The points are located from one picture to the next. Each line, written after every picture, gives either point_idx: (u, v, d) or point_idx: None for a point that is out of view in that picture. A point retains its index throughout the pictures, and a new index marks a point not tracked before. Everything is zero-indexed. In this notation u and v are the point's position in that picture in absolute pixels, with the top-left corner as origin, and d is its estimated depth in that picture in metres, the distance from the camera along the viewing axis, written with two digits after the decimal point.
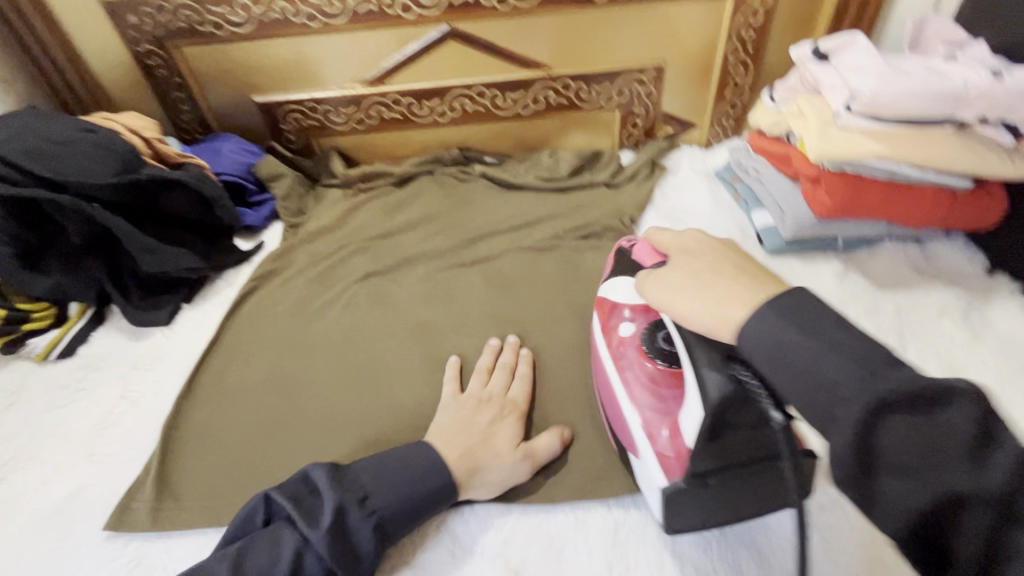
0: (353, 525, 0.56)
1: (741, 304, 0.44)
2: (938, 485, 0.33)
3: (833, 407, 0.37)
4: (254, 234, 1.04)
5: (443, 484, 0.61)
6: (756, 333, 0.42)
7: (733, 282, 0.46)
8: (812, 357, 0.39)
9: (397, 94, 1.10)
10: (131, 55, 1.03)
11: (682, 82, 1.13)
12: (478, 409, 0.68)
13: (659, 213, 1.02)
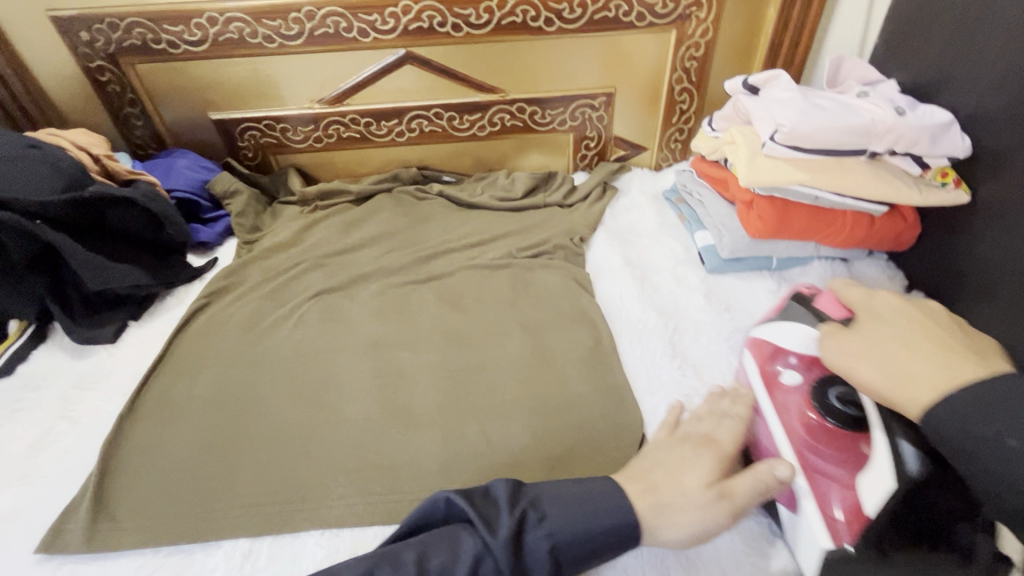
0: (525, 550, 0.52)
1: (965, 417, 0.45)
2: None
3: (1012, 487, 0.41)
4: (207, 250, 1.04)
5: (628, 528, 0.54)
6: (945, 418, 0.46)
7: (973, 407, 0.45)
8: (995, 446, 0.43)
9: (356, 114, 1.12)
10: (82, 71, 1.03)
11: (632, 108, 1.18)
12: (688, 447, 0.61)
13: (610, 233, 1.06)
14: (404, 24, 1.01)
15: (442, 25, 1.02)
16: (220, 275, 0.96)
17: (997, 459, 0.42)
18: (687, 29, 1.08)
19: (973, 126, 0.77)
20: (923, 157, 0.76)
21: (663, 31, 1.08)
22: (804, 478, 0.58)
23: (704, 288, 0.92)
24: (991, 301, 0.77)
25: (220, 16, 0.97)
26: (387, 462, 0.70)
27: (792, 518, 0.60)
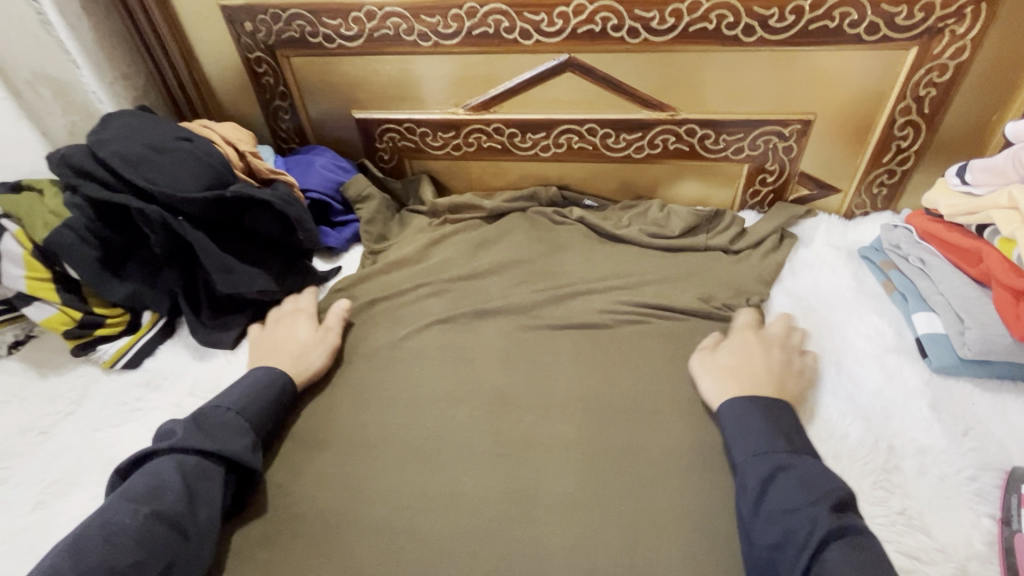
0: (218, 420, 0.64)
1: (746, 417, 0.63)
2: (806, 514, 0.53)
3: (755, 459, 0.59)
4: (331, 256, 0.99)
5: (276, 376, 0.72)
6: (730, 407, 0.65)
7: (750, 409, 0.64)
8: (761, 429, 0.62)
9: (501, 123, 1.01)
10: (242, 61, 1.02)
11: (831, 139, 0.96)
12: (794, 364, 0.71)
13: (787, 295, 0.85)
14: (573, 27, 0.88)
15: (617, 29, 0.87)
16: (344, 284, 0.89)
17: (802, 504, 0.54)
18: (934, 47, 0.83)
19: None
20: None
21: (897, 49, 0.84)
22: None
23: (927, 394, 0.69)
24: None
25: (378, 10, 0.90)
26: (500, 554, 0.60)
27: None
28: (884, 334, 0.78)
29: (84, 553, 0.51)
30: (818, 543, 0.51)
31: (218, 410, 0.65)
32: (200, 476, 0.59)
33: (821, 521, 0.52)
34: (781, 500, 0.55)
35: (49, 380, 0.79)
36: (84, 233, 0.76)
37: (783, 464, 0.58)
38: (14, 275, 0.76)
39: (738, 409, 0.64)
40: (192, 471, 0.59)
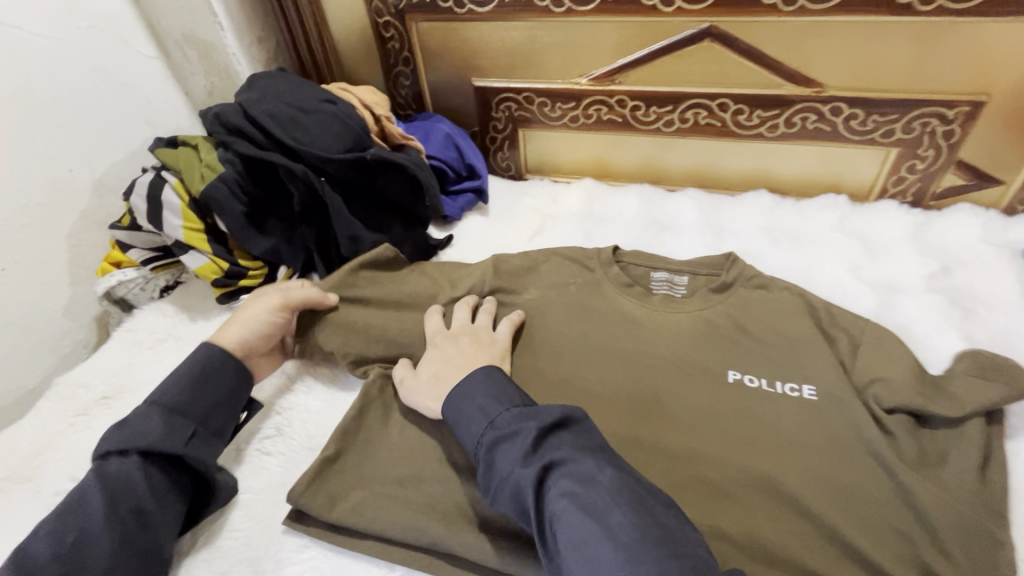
0: (145, 426, 0.59)
1: (462, 406, 0.59)
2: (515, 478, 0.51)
3: (477, 444, 0.56)
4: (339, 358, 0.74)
5: (221, 360, 0.67)
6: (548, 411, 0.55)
7: (491, 388, 0.59)
8: (472, 408, 0.58)
9: (625, 95, 0.98)
10: (370, 25, 1.03)
11: (1005, 125, 0.85)
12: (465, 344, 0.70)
13: (939, 294, 0.78)
14: None
15: None
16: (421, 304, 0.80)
17: (520, 464, 0.52)
18: None
19: None
20: None
21: None
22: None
23: None
24: None
25: None
26: None
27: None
28: None
29: (34, 555, 0.52)
30: (536, 490, 0.50)
31: (145, 411, 0.61)
32: (117, 489, 0.56)
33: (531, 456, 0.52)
34: (496, 458, 0.54)
35: (198, 323, 0.85)
36: (235, 187, 0.79)
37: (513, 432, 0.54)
38: (173, 225, 0.82)
39: (459, 389, 0.60)
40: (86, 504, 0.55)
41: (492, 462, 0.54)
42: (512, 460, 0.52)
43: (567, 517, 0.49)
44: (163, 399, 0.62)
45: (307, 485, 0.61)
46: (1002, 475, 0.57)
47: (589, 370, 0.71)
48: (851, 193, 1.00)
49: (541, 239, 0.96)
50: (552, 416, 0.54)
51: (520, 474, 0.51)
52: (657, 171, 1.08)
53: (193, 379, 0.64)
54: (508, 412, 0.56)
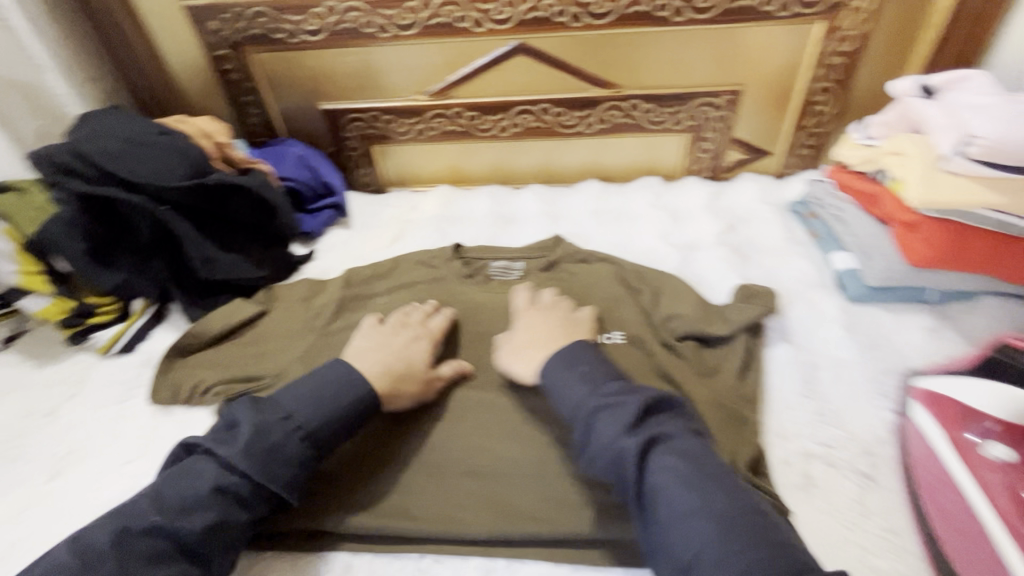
0: (276, 444, 0.57)
1: (562, 379, 0.60)
2: (615, 447, 0.51)
3: (577, 411, 0.56)
4: (183, 394, 0.76)
5: (361, 396, 0.63)
6: (554, 365, 0.61)
7: (565, 357, 0.62)
8: (573, 380, 0.59)
9: (460, 107, 1.09)
10: (208, 60, 1.06)
11: (759, 108, 1.06)
12: (397, 334, 0.74)
13: (726, 246, 0.96)
14: (520, 14, 0.96)
15: (560, 15, 0.95)
16: (282, 318, 0.85)
17: (625, 434, 0.51)
18: (837, 20, 0.94)
19: None
20: None
21: (807, 22, 0.95)
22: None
23: (843, 319, 0.81)
24: None
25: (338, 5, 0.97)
26: (468, 474, 0.65)
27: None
28: (809, 274, 0.89)
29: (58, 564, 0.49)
30: (637, 461, 0.50)
31: (285, 430, 0.58)
32: (209, 500, 0.54)
33: (638, 435, 0.51)
34: (597, 421, 0.54)
35: (46, 368, 0.83)
36: (74, 224, 0.79)
37: (615, 402, 0.55)
38: (7, 270, 0.80)
39: (553, 364, 0.61)
40: (196, 502, 0.53)
41: (592, 428, 0.54)
42: (609, 428, 0.52)
43: (662, 474, 0.49)
44: (310, 428, 0.59)
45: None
46: (759, 376, 0.72)
47: (442, 352, 0.80)
48: (664, 175, 1.18)
49: (401, 243, 1.04)
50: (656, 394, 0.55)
51: (623, 443, 0.51)
52: (504, 173, 1.20)
53: (348, 416, 0.62)
54: (612, 387, 0.57)
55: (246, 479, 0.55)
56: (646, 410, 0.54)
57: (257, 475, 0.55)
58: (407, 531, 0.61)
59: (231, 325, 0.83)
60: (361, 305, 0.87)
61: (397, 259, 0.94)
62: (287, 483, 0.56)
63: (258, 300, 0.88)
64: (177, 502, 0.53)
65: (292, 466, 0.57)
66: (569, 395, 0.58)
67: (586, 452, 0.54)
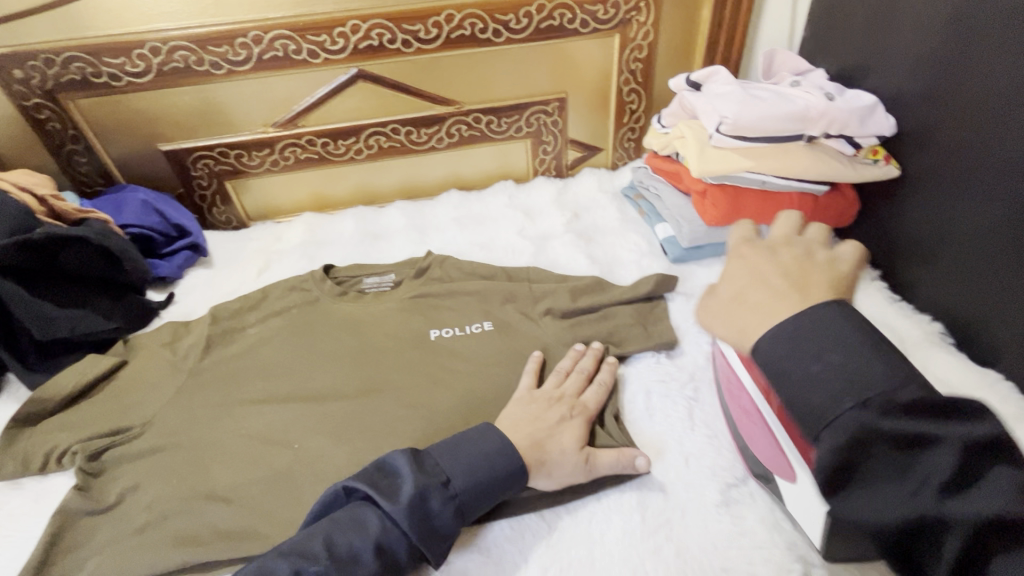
0: (430, 512, 0.58)
1: (792, 362, 0.43)
2: (887, 496, 0.40)
3: (831, 421, 0.40)
4: (34, 465, 0.70)
5: (514, 467, 0.63)
6: (774, 346, 0.44)
7: (799, 341, 0.44)
8: (815, 378, 0.42)
9: (312, 135, 1.11)
10: (18, 110, 0.99)
11: (585, 111, 1.22)
12: (550, 407, 0.71)
13: (573, 232, 1.09)
14: (354, 43, 1.01)
15: (393, 42, 1.03)
16: (143, 366, 0.82)
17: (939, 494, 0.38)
18: (630, 33, 1.12)
19: (899, 103, 0.84)
20: (856, 138, 0.82)
21: (607, 36, 1.12)
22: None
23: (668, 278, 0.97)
24: (930, 263, 0.84)
25: (162, 45, 0.96)
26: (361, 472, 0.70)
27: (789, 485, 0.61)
28: (641, 246, 1.05)
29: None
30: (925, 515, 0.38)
31: (449, 499, 0.59)
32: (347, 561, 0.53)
33: (917, 498, 0.39)
34: (860, 460, 0.40)
35: None
36: None
37: (885, 434, 0.39)
38: None
39: (784, 353, 0.44)
40: (359, 551, 0.54)
41: (862, 478, 0.41)
42: (901, 479, 0.40)
43: (961, 539, 0.37)
44: (463, 495, 0.60)
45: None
46: (605, 334, 0.84)
47: (321, 368, 0.83)
48: (517, 178, 1.30)
49: (269, 274, 1.04)
50: (986, 429, 0.38)
51: (904, 491, 0.39)
52: (369, 193, 1.24)
53: (494, 482, 0.62)
54: (886, 397, 0.40)
55: (405, 543, 0.56)
56: (952, 457, 0.38)
57: (418, 540, 0.56)
58: None
59: (83, 385, 0.78)
60: (231, 338, 0.87)
61: (265, 289, 0.94)
62: (438, 552, 0.58)
63: (114, 352, 0.84)
64: (344, 550, 0.54)
65: (445, 537, 0.58)
66: (828, 436, 0.41)
67: (840, 510, 0.42)
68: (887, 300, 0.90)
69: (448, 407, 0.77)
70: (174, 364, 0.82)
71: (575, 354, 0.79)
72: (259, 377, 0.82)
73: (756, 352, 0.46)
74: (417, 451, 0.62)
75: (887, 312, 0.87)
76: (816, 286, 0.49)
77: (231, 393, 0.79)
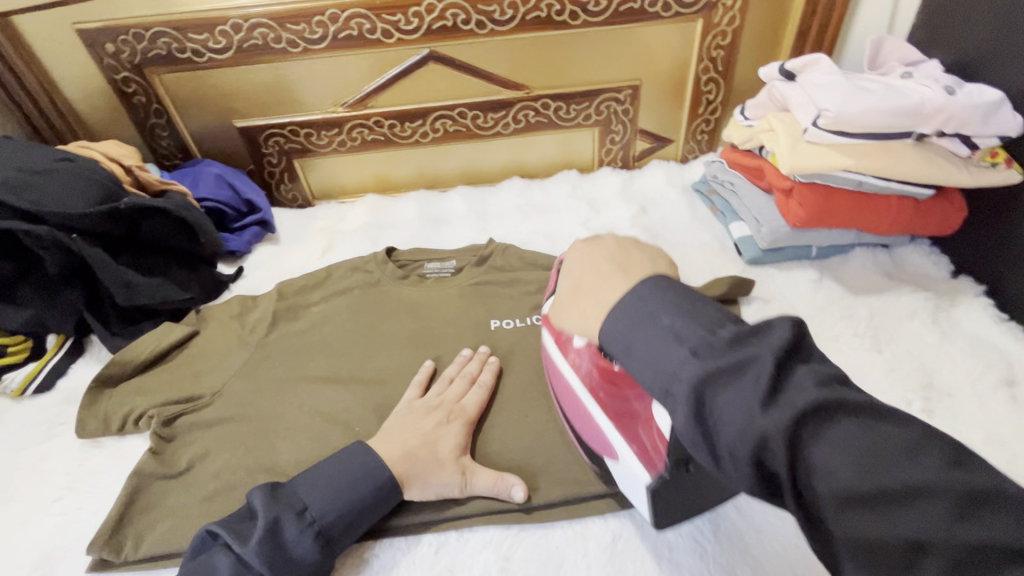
0: (290, 542, 0.57)
1: (636, 336, 0.43)
2: (755, 429, 0.35)
3: (671, 384, 0.40)
4: (114, 425, 0.73)
5: (379, 487, 0.62)
6: (613, 326, 0.45)
7: (638, 312, 0.43)
8: (655, 339, 0.41)
9: (379, 116, 1.11)
10: (109, 83, 1.03)
11: (658, 100, 1.16)
12: (426, 416, 0.70)
13: (639, 227, 1.05)
14: (428, 24, 1.00)
15: (467, 23, 1.01)
16: (213, 337, 0.84)
17: (907, 452, 0.31)
18: (715, 17, 1.05)
19: None
20: (974, 138, 0.74)
21: (690, 20, 1.05)
22: (634, 436, 0.58)
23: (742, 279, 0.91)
24: None
25: (244, 22, 0.97)
26: None
27: (617, 466, 0.60)
28: (712, 245, 0.99)
29: None
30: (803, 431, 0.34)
31: (305, 534, 0.58)
32: None
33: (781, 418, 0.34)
34: (718, 404, 0.37)
35: None
36: None
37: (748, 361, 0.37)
38: None
39: (625, 327, 0.44)
40: None
41: (715, 418, 0.37)
42: (742, 407, 0.35)
43: (832, 451, 0.33)
44: (324, 523, 0.59)
45: (107, 536, 0.62)
46: None
47: (382, 351, 0.83)
48: (581, 168, 1.26)
49: (332, 253, 1.05)
50: (786, 337, 0.37)
51: (760, 425, 0.34)
52: (430, 177, 1.23)
53: (351, 513, 0.61)
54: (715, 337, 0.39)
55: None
56: (787, 360, 0.36)
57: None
58: (411, 535, 0.64)
59: (160, 351, 0.81)
60: (296, 315, 0.88)
61: (330, 268, 0.95)
62: None
63: (188, 322, 0.87)
64: None
65: (309, 567, 0.57)
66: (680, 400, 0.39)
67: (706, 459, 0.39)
68: (993, 319, 0.81)
69: (502, 400, 0.75)
70: (242, 337, 0.84)
71: (459, 362, 0.77)
72: (322, 355, 0.82)
73: (603, 340, 0.46)
74: (272, 483, 0.61)
75: (993, 333, 0.79)
76: (645, 262, 0.52)
77: (295, 370, 0.80)
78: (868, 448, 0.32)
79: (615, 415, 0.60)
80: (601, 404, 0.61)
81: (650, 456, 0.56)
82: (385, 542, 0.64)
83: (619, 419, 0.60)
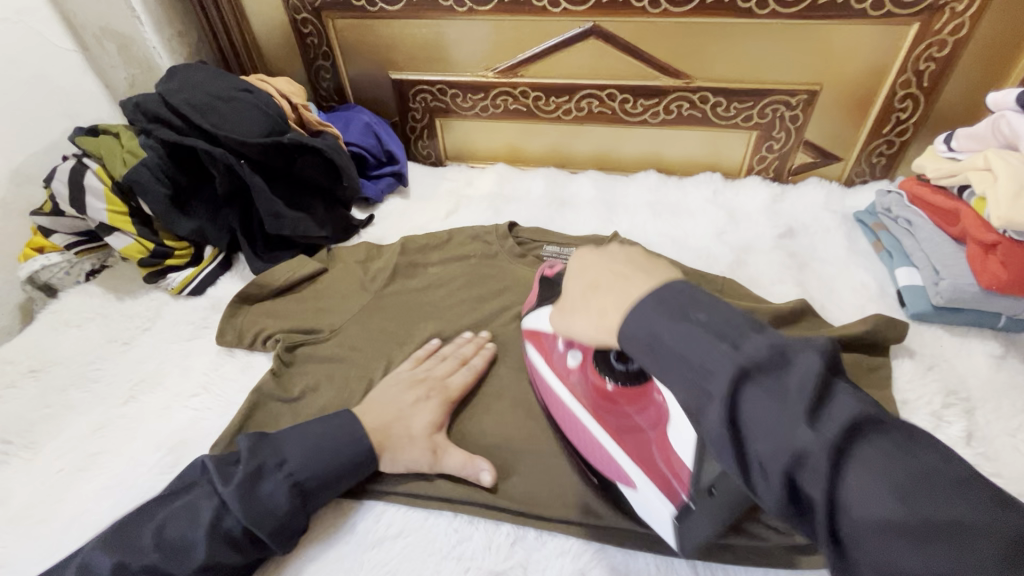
0: (267, 494, 0.59)
1: (659, 334, 0.42)
2: (792, 445, 0.34)
3: (707, 380, 0.39)
4: (246, 340, 0.81)
5: (366, 452, 0.64)
6: (636, 322, 0.44)
7: (656, 309, 0.43)
8: (688, 336, 0.40)
9: (527, 87, 1.09)
10: (289, 21, 1.10)
11: (836, 111, 1.02)
12: (432, 395, 0.71)
13: (782, 251, 0.94)
14: None
15: None
16: (340, 277, 0.89)
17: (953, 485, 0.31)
18: (936, 23, 0.89)
19: None
20: None
21: (901, 24, 0.90)
22: (652, 464, 0.59)
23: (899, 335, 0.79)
24: None
25: None
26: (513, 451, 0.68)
27: (635, 495, 0.59)
28: (868, 287, 0.87)
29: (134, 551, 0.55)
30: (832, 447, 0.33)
31: (280, 485, 0.60)
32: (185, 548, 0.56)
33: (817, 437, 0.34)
34: (749, 409, 0.37)
35: (127, 302, 0.90)
36: (158, 172, 0.84)
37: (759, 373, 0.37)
38: (97, 208, 0.86)
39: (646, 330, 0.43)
40: (191, 539, 0.56)
41: (745, 422, 0.37)
42: (773, 420, 0.35)
43: (860, 467, 0.33)
44: (300, 477, 0.61)
45: (229, 441, 0.69)
46: None
47: (489, 326, 0.83)
48: (725, 171, 1.15)
49: (456, 217, 1.06)
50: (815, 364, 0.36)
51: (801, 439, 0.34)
52: (563, 155, 1.20)
53: (335, 476, 0.63)
54: (755, 339, 0.39)
55: (240, 524, 0.58)
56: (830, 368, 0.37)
57: (247, 521, 0.57)
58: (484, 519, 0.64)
59: (293, 280, 0.87)
60: (414, 274, 0.90)
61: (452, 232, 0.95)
62: (282, 534, 0.59)
63: (320, 258, 0.92)
64: (174, 539, 0.57)
65: (279, 518, 0.59)
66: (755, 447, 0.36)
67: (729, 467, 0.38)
68: None
69: None
70: (364, 283, 0.88)
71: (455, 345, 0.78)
72: (433, 317, 0.84)
73: (622, 337, 0.45)
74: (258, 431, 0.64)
75: None
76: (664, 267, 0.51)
77: (405, 327, 0.83)
78: (892, 470, 0.32)
79: (619, 435, 0.62)
80: (601, 421, 0.63)
81: (671, 484, 0.57)
82: (374, 502, 0.66)
83: (620, 436, 0.62)
